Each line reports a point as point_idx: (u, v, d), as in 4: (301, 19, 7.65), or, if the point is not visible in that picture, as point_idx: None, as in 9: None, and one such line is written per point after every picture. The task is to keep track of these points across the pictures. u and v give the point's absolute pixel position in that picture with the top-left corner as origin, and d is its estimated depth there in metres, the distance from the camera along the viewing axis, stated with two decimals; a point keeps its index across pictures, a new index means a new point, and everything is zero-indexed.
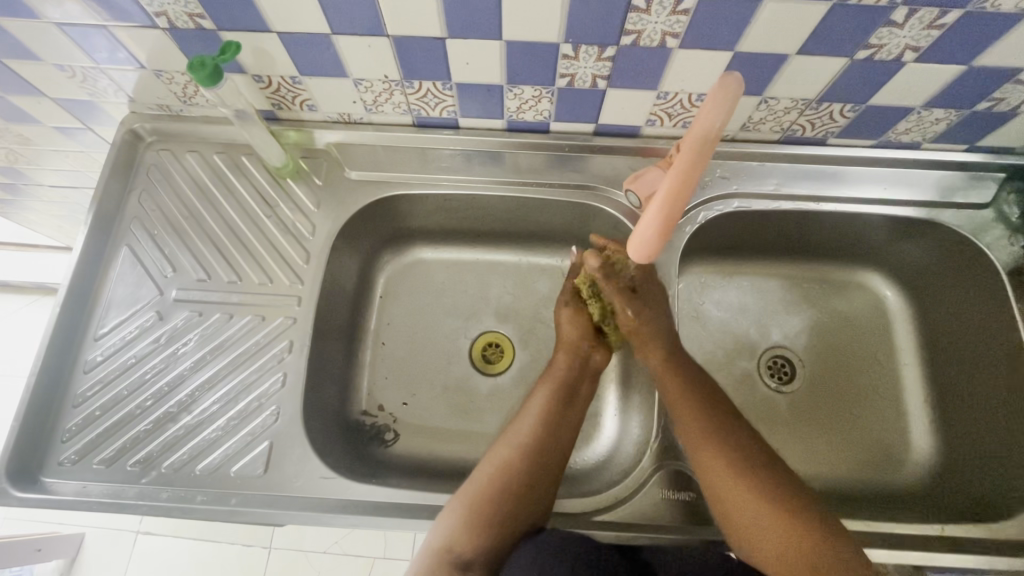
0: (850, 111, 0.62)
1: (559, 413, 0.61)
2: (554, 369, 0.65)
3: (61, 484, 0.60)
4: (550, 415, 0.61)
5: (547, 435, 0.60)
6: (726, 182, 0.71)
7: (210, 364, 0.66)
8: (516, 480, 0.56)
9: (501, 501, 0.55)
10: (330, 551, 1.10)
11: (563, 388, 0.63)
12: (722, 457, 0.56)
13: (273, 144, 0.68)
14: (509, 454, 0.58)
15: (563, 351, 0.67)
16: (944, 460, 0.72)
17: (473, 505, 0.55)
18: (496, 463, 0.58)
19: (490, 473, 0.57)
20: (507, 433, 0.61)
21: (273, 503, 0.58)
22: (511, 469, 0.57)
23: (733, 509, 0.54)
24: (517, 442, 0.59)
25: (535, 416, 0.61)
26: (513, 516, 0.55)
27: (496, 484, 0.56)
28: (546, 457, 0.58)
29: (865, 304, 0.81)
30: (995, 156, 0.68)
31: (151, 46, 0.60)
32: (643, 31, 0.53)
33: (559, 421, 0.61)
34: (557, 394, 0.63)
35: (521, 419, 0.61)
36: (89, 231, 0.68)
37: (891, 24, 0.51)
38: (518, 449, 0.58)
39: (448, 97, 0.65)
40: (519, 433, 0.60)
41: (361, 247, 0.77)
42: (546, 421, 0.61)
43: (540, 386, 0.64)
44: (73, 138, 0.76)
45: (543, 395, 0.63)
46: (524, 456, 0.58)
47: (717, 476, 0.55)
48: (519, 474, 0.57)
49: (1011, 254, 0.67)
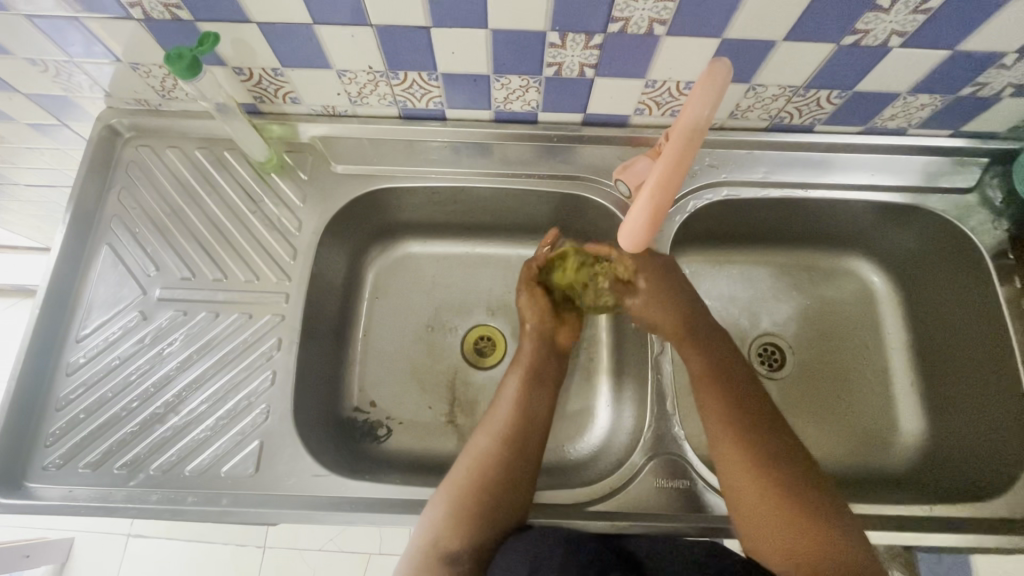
0: (837, 98, 0.62)
1: (529, 401, 0.62)
2: (520, 358, 0.67)
3: (46, 489, 0.59)
4: (522, 401, 0.62)
5: (520, 422, 0.60)
6: (715, 171, 0.71)
7: (196, 363, 0.65)
8: (495, 470, 0.56)
9: (484, 490, 0.55)
10: (325, 548, 1.10)
11: (531, 373, 0.65)
12: (730, 430, 0.56)
13: (257, 140, 0.67)
14: (487, 443, 0.58)
15: (527, 339, 0.68)
16: (932, 442, 0.73)
17: (456, 502, 0.54)
18: (476, 453, 0.58)
19: (470, 464, 0.57)
20: (483, 424, 0.61)
21: (264, 503, 0.58)
22: (491, 458, 0.57)
23: (730, 480, 0.54)
24: (494, 431, 0.59)
25: (507, 404, 0.61)
26: (495, 511, 0.54)
27: (478, 473, 0.56)
28: (523, 444, 0.59)
29: (853, 290, 0.81)
30: (979, 141, 0.68)
31: (126, 38, 0.58)
32: (630, 18, 0.52)
33: (531, 407, 0.62)
34: (527, 379, 0.64)
35: (497, 408, 0.62)
36: (67, 229, 0.66)
37: (877, 9, 0.51)
38: (496, 438, 0.58)
39: (433, 88, 0.64)
40: (494, 423, 0.60)
41: (349, 241, 0.76)
42: (518, 410, 0.61)
43: (512, 375, 0.65)
44: (48, 135, 0.74)
45: (514, 384, 0.64)
46: (503, 447, 0.58)
47: (722, 446, 0.55)
48: (499, 462, 0.57)
49: (994, 238, 0.68)
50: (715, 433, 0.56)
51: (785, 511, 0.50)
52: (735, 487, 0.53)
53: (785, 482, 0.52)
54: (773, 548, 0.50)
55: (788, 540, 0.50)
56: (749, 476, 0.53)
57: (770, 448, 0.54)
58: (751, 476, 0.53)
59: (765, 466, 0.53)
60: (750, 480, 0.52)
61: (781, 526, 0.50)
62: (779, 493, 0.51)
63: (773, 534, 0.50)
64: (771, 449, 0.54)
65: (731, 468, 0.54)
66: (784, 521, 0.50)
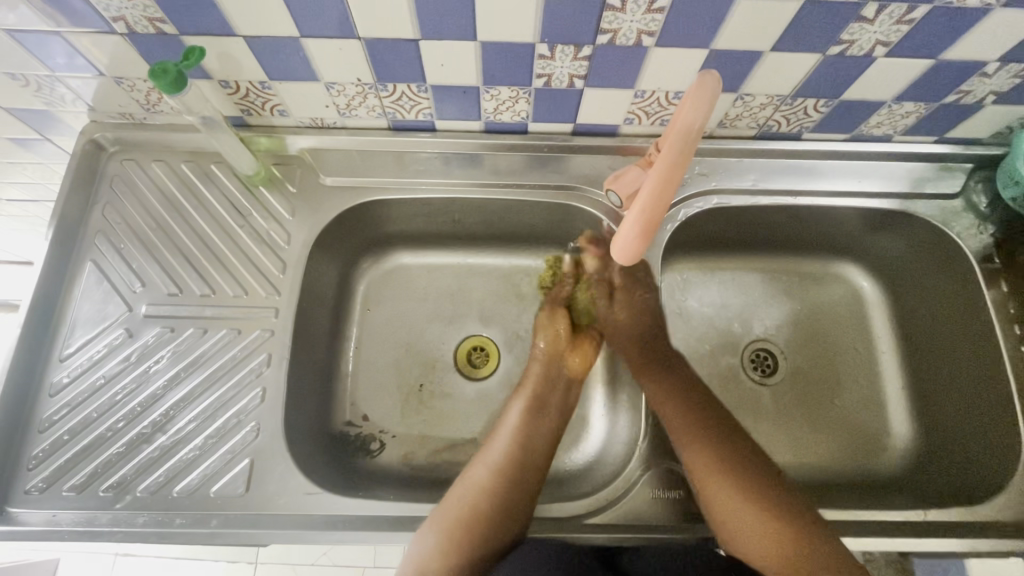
0: (824, 106, 0.63)
1: (532, 429, 0.62)
2: (527, 382, 0.68)
3: (29, 515, 0.57)
4: (523, 432, 0.62)
5: (520, 452, 0.60)
6: (705, 179, 0.71)
7: (185, 381, 0.64)
8: (492, 499, 0.56)
9: (481, 520, 0.54)
10: (319, 562, 1.08)
11: (536, 402, 0.65)
12: (729, 478, 0.57)
13: (244, 153, 0.66)
14: (485, 473, 0.58)
15: (535, 360, 0.70)
16: (922, 447, 0.74)
17: (452, 531, 0.54)
18: (472, 484, 0.57)
19: (467, 493, 0.56)
20: (482, 453, 0.61)
21: (256, 524, 0.57)
22: (488, 489, 0.56)
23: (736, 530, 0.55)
24: (492, 461, 0.59)
25: (508, 432, 0.62)
26: (489, 537, 0.54)
27: (473, 502, 0.56)
28: (525, 475, 0.58)
29: (843, 295, 0.82)
30: (963, 148, 0.70)
31: (109, 52, 0.57)
32: (619, 30, 0.52)
33: (533, 434, 0.62)
34: (530, 408, 0.64)
35: (497, 434, 0.62)
36: (50, 245, 0.65)
37: (862, 20, 0.51)
38: (494, 468, 0.58)
39: (422, 99, 0.63)
40: (493, 451, 0.60)
41: (339, 254, 0.75)
42: (518, 438, 0.62)
43: (516, 401, 0.66)
44: (29, 149, 0.72)
45: (518, 409, 0.65)
46: (501, 478, 0.57)
47: (721, 501, 0.56)
48: (497, 490, 0.56)
49: (980, 242, 0.68)
50: (708, 477, 0.57)
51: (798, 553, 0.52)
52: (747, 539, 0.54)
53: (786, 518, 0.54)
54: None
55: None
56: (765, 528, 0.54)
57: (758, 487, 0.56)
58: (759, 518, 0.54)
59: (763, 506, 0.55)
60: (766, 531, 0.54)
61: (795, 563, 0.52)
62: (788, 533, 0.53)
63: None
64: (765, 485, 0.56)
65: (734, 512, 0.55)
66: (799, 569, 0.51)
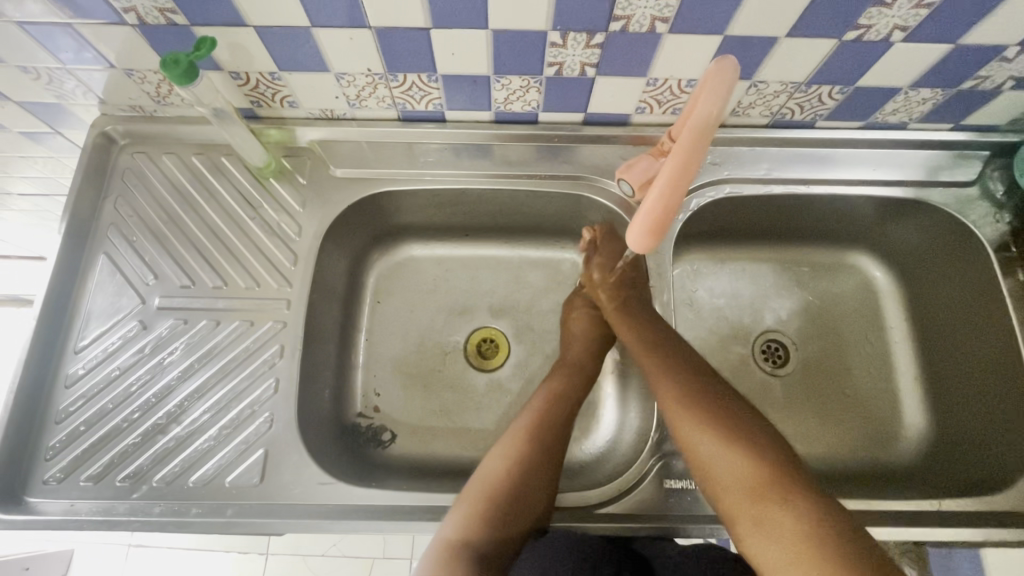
0: (838, 94, 0.62)
1: (565, 405, 0.62)
2: (569, 361, 0.67)
3: (47, 504, 0.58)
4: (558, 408, 0.62)
5: (555, 426, 0.60)
6: (717, 168, 0.71)
7: (198, 372, 0.64)
8: (526, 473, 0.56)
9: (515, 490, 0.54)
10: (329, 553, 1.08)
11: (572, 383, 0.65)
12: (700, 421, 0.54)
13: (255, 145, 0.66)
14: (517, 445, 0.58)
15: (575, 343, 0.69)
16: (937, 436, 0.73)
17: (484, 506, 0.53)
18: (503, 458, 0.57)
19: (501, 468, 0.56)
20: (510, 429, 0.60)
21: (271, 513, 0.57)
22: (523, 461, 0.56)
23: (709, 472, 0.53)
24: (526, 433, 0.59)
25: (538, 406, 0.62)
26: (518, 514, 0.54)
27: (506, 473, 0.55)
28: (557, 449, 0.58)
29: (855, 286, 0.81)
30: (980, 135, 0.68)
31: (119, 44, 0.57)
32: (632, 17, 0.52)
33: (565, 415, 0.61)
34: (565, 386, 0.64)
35: (527, 411, 0.62)
36: (64, 236, 0.65)
37: (880, 4, 0.50)
38: (526, 439, 0.58)
39: (433, 90, 0.63)
40: (524, 423, 0.60)
41: (349, 246, 0.76)
42: (551, 412, 0.61)
43: (551, 377, 0.65)
44: (40, 142, 0.72)
45: (552, 387, 0.64)
46: (533, 448, 0.57)
47: (694, 442, 0.54)
48: (531, 464, 0.56)
49: (996, 230, 0.68)
50: (678, 424, 0.56)
51: (771, 493, 0.48)
52: (721, 485, 0.52)
53: (775, 465, 0.50)
54: (779, 552, 0.46)
55: (793, 539, 0.46)
56: (734, 468, 0.51)
57: (737, 427, 0.53)
58: (734, 459, 0.51)
59: (740, 446, 0.52)
60: (734, 472, 0.51)
61: (756, 506, 0.49)
62: (767, 482, 0.49)
63: (772, 534, 0.47)
64: (736, 430, 0.53)
65: (704, 453, 0.53)
66: (771, 511, 0.48)
